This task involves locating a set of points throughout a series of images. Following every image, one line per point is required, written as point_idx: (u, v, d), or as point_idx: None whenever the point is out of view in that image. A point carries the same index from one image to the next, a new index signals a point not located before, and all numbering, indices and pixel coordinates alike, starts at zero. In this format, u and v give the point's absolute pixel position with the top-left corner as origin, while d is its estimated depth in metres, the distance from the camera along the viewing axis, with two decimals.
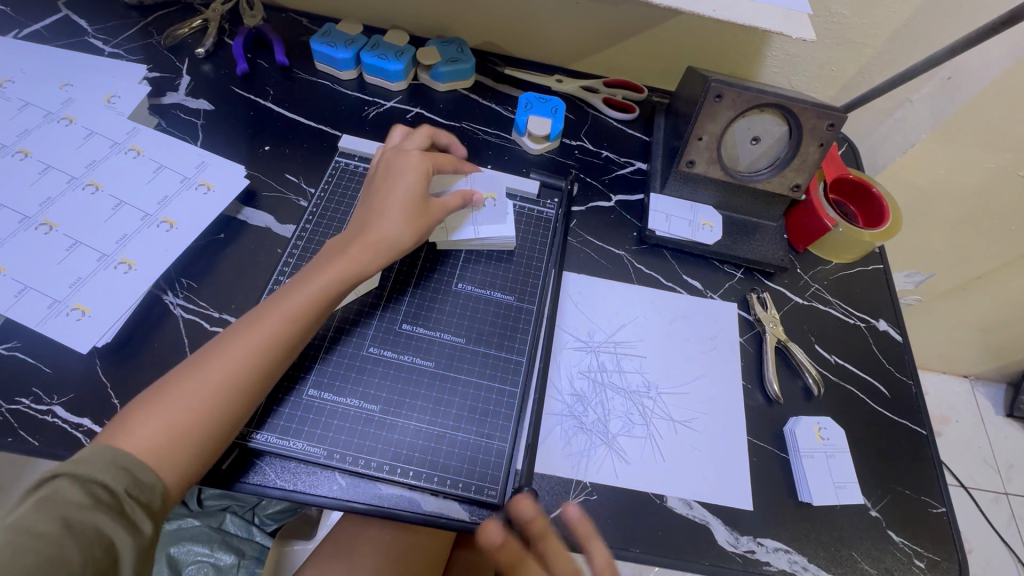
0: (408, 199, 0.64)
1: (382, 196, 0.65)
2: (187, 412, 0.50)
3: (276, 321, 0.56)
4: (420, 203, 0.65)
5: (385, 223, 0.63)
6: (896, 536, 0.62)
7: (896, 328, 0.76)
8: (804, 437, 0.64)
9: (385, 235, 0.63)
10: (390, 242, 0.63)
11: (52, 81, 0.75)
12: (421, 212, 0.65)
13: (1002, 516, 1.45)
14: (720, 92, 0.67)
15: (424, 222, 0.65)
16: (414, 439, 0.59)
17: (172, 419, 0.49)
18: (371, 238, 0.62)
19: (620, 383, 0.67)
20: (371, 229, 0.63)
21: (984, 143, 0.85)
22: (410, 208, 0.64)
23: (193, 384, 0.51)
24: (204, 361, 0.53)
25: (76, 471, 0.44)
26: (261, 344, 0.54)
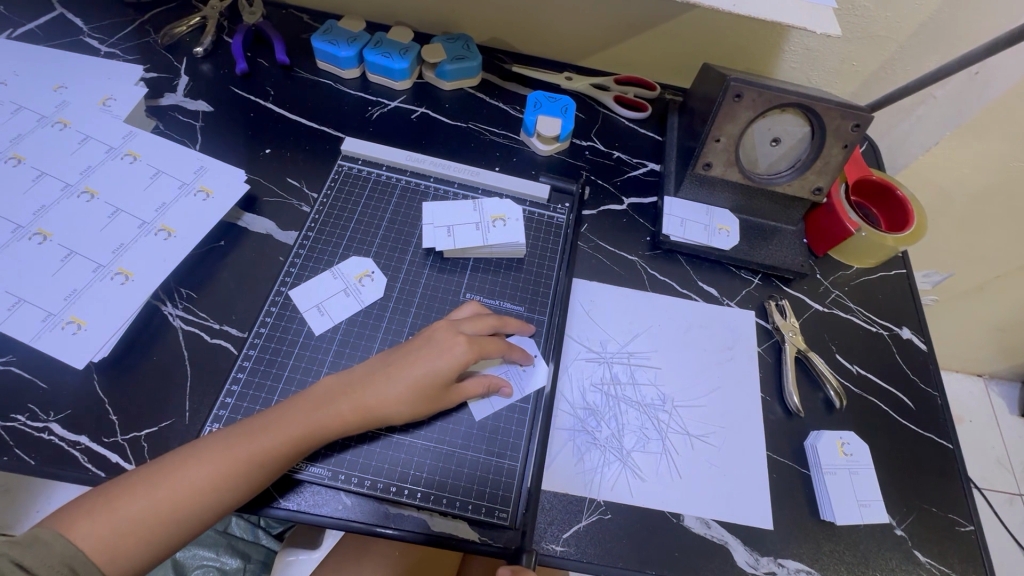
0: (425, 381, 0.56)
1: (403, 357, 0.57)
2: (149, 515, 0.49)
3: (264, 447, 0.52)
4: (434, 386, 0.56)
5: (388, 393, 0.55)
6: (922, 556, 0.60)
7: (920, 336, 0.73)
8: (826, 452, 0.62)
9: (381, 405, 0.55)
10: (386, 415, 0.55)
11: (47, 83, 0.73)
12: (430, 395, 0.56)
13: (1017, 519, 1.43)
14: (739, 91, 0.64)
15: (428, 410, 0.57)
16: (422, 458, 0.57)
17: (148, 513, 0.49)
18: (370, 396, 0.55)
19: (635, 397, 0.65)
20: (375, 393, 0.55)
21: (1013, 141, 0.81)
22: (420, 388, 0.56)
23: (181, 481, 0.50)
24: (180, 465, 0.50)
25: (24, 558, 0.44)
26: (242, 472, 0.51)
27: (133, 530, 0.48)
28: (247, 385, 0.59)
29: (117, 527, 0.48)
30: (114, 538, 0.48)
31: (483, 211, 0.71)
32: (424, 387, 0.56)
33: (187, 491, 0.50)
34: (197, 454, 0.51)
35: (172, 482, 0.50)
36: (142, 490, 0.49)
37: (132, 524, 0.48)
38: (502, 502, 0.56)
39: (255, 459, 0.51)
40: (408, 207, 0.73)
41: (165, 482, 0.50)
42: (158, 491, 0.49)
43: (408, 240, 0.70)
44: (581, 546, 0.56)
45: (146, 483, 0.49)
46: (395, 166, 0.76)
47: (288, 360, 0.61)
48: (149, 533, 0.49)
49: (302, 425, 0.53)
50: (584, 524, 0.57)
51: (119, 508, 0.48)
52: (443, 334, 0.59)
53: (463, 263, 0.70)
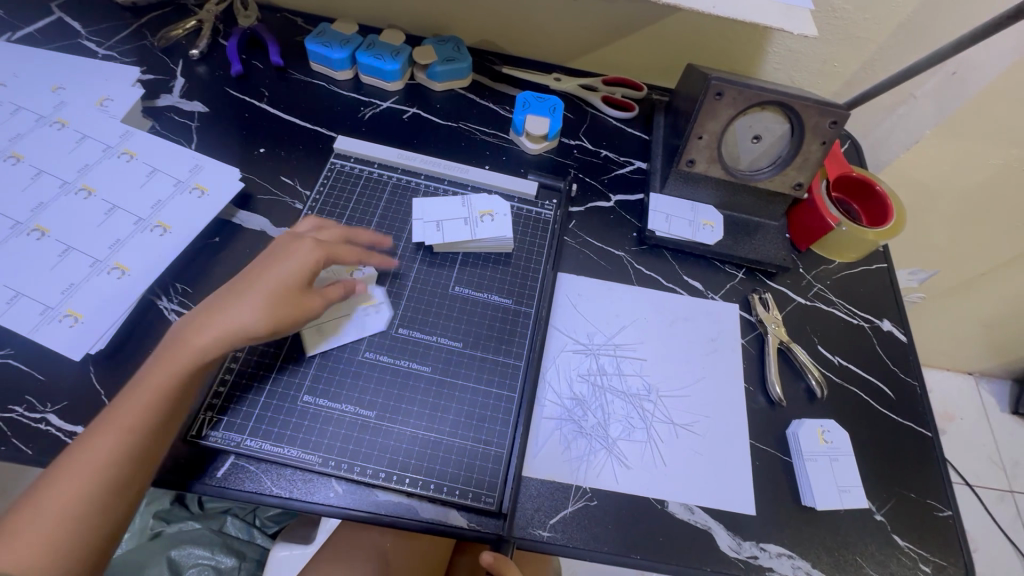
0: (277, 288, 0.57)
1: (251, 276, 0.58)
2: (59, 513, 0.48)
3: (112, 436, 0.50)
4: (286, 291, 0.57)
5: (240, 313, 0.55)
6: (901, 540, 0.61)
7: (900, 328, 0.75)
8: (807, 440, 0.63)
9: (240, 323, 0.55)
10: (255, 328, 0.55)
11: (45, 84, 0.74)
12: (289, 302, 0.57)
13: (1007, 515, 1.44)
14: (720, 90, 0.66)
15: (290, 317, 0.57)
16: (410, 445, 0.59)
17: (49, 529, 0.47)
18: (224, 318, 0.55)
19: (620, 387, 0.67)
20: (225, 311, 0.56)
21: (990, 139, 0.83)
22: (272, 296, 0.56)
23: (65, 489, 0.48)
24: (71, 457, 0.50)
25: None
26: (112, 454, 0.50)
27: (43, 547, 0.47)
28: (240, 375, 0.60)
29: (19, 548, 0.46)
30: (24, 558, 0.46)
31: (472, 206, 0.73)
32: (268, 293, 0.56)
33: (77, 496, 0.48)
34: (72, 460, 0.49)
35: (59, 495, 0.48)
36: (37, 510, 0.48)
37: (49, 525, 0.47)
38: (489, 488, 0.58)
39: (113, 445, 0.50)
40: (398, 204, 0.74)
41: (52, 500, 0.48)
42: (45, 508, 0.48)
43: (398, 236, 0.72)
44: (568, 531, 0.57)
45: (32, 503, 0.48)
46: (387, 165, 0.77)
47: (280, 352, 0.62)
48: (62, 543, 0.47)
49: (165, 371, 0.53)
50: (570, 510, 0.58)
51: (30, 521, 0.47)
52: (295, 240, 0.60)
53: (453, 258, 0.71)
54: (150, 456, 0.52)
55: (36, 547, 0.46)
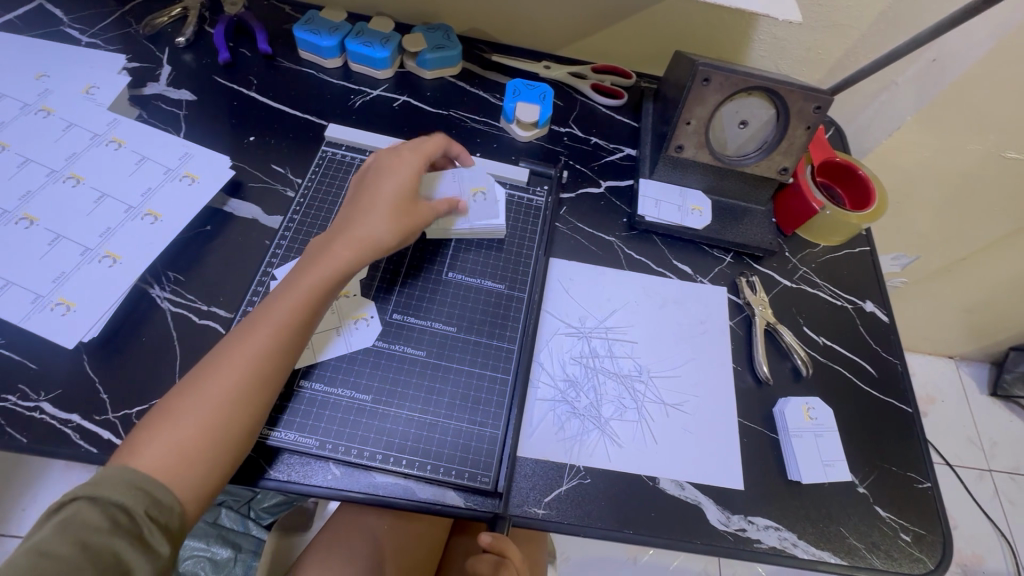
0: (394, 199, 0.62)
1: (365, 194, 0.63)
2: (196, 423, 0.50)
3: (284, 306, 0.56)
4: (407, 200, 0.63)
5: (372, 223, 0.61)
6: (883, 512, 0.63)
7: (883, 309, 0.77)
8: (793, 417, 0.65)
9: (373, 233, 0.60)
10: (390, 240, 0.61)
11: (29, 72, 0.73)
12: (410, 211, 0.63)
13: (986, 492, 1.49)
14: (708, 75, 0.67)
15: (412, 224, 0.63)
16: (407, 427, 0.59)
17: (203, 409, 0.50)
18: (357, 231, 0.60)
19: (612, 368, 0.68)
20: (360, 221, 0.61)
21: (969, 126, 0.86)
22: (399, 206, 0.62)
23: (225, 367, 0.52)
24: (208, 372, 0.52)
25: (97, 491, 0.44)
26: (290, 315, 0.56)
27: (196, 430, 0.49)
28: None
29: (175, 441, 0.49)
30: (176, 452, 0.48)
31: (464, 182, 0.71)
32: (391, 207, 0.62)
33: (238, 367, 0.52)
34: (239, 338, 0.54)
35: (213, 371, 0.52)
36: (188, 393, 0.51)
37: (183, 435, 0.49)
38: (485, 468, 0.58)
39: (275, 319, 0.55)
40: None
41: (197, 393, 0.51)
42: (206, 387, 0.51)
43: None
44: (562, 508, 0.59)
45: (197, 383, 0.51)
46: None
47: None
48: (228, 415, 0.51)
49: (290, 298, 0.56)
50: (564, 488, 0.60)
51: (169, 432, 0.49)
52: (390, 155, 0.66)
53: (446, 246, 0.72)
54: (301, 335, 0.56)
55: (189, 427, 0.49)
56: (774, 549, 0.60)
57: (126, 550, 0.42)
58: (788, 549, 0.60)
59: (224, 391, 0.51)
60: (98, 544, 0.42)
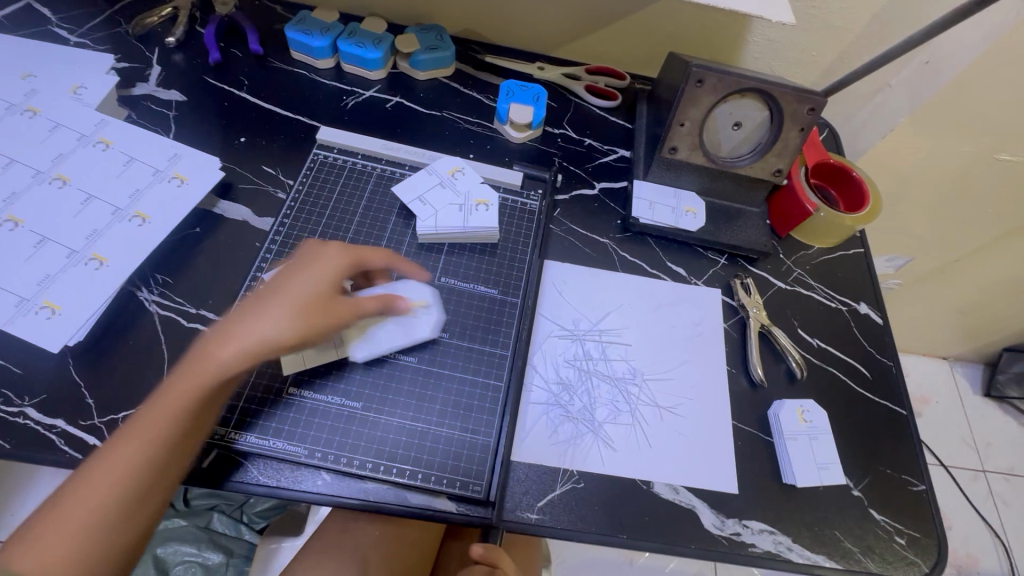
0: (299, 298, 0.54)
1: (283, 277, 0.55)
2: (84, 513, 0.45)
3: (188, 392, 0.49)
4: (322, 299, 0.55)
5: (273, 320, 0.52)
6: (878, 515, 0.63)
7: (877, 311, 0.77)
8: (787, 420, 0.65)
9: (259, 333, 0.51)
10: (274, 341, 0.52)
11: (15, 72, 0.72)
12: (319, 311, 0.54)
13: (980, 493, 1.49)
14: (701, 77, 0.67)
15: (326, 325, 0.55)
16: (398, 436, 0.59)
17: (91, 504, 0.45)
18: (265, 323, 0.52)
19: (606, 372, 0.67)
20: (243, 321, 0.52)
21: (962, 128, 0.86)
22: (307, 306, 0.54)
23: (128, 454, 0.47)
24: (104, 457, 0.47)
25: (4, 570, 0.42)
26: (200, 402, 0.50)
27: (85, 530, 0.45)
28: None
29: (64, 531, 0.44)
30: (65, 543, 0.44)
31: (469, 194, 0.72)
32: (295, 307, 0.53)
33: (130, 461, 0.47)
34: (135, 427, 0.48)
35: (108, 463, 0.46)
36: (73, 494, 0.45)
37: (72, 525, 0.44)
38: (477, 477, 0.58)
39: (181, 405, 0.49)
40: (383, 193, 0.74)
41: (88, 482, 0.46)
42: (95, 485, 0.46)
43: (382, 229, 0.71)
44: (555, 513, 0.58)
45: (87, 480, 0.46)
46: (371, 155, 0.77)
47: None
48: (122, 509, 0.46)
49: (197, 376, 0.50)
50: (558, 492, 0.59)
51: (53, 526, 0.44)
52: (316, 245, 0.59)
53: (439, 249, 0.71)
54: (201, 419, 0.51)
55: (76, 527, 0.44)
56: (768, 553, 0.59)
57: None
58: (782, 553, 0.59)
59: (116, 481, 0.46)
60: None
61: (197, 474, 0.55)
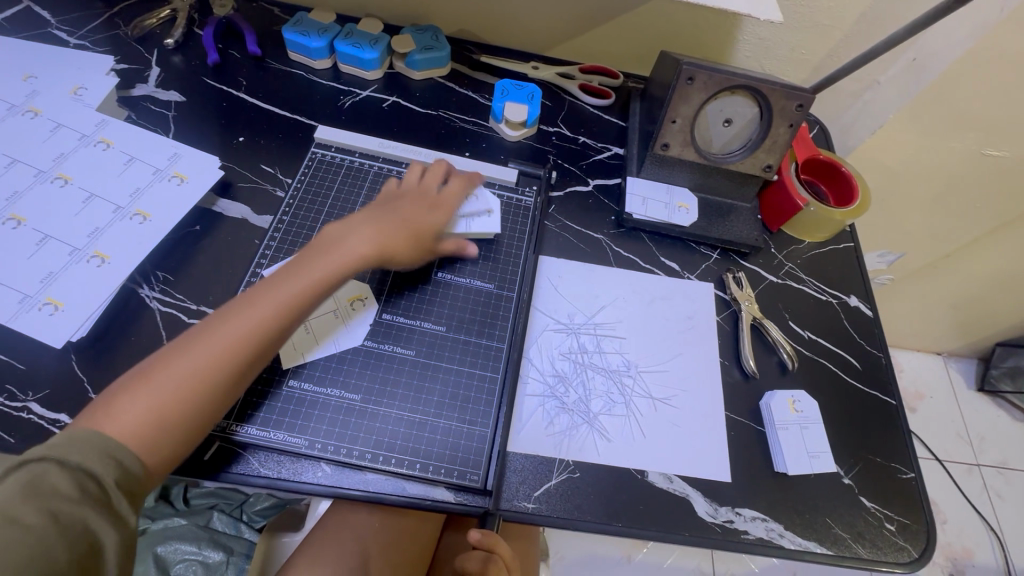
0: (380, 228, 0.63)
1: (398, 207, 0.66)
2: (177, 389, 0.49)
3: (292, 288, 0.56)
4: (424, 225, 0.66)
5: (395, 235, 0.63)
6: (868, 502, 0.64)
7: (867, 304, 0.79)
8: (779, 410, 0.66)
9: (349, 253, 0.60)
10: (364, 257, 0.61)
11: (16, 73, 0.73)
12: (426, 237, 0.66)
13: (975, 487, 1.50)
14: (692, 75, 0.69)
15: (424, 252, 0.66)
16: (396, 427, 0.60)
17: (184, 382, 0.49)
18: (387, 239, 0.63)
19: (601, 364, 0.69)
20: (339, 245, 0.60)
21: (949, 125, 0.87)
22: (416, 232, 0.65)
23: (211, 348, 0.51)
24: (195, 341, 0.51)
25: (67, 456, 0.43)
26: (285, 310, 0.55)
27: (162, 415, 0.48)
28: None
29: (150, 409, 0.48)
30: (148, 418, 0.47)
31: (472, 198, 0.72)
32: (409, 232, 0.64)
33: (237, 335, 0.52)
34: (220, 324, 0.52)
35: (199, 352, 0.51)
36: (175, 361, 0.50)
37: (158, 402, 0.48)
38: (474, 466, 0.59)
39: (283, 300, 0.55)
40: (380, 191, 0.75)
41: (183, 359, 0.50)
42: (197, 355, 0.50)
43: None
44: (551, 502, 0.59)
45: (187, 352, 0.50)
46: (368, 154, 0.78)
47: None
48: (219, 381, 0.51)
49: (287, 287, 0.56)
50: (554, 482, 0.60)
51: (144, 399, 0.48)
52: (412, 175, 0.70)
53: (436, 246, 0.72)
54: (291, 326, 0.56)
55: (178, 385, 0.49)
56: (761, 540, 0.60)
57: (95, 525, 0.41)
58: (775, 540, 0.61)
59: (211, 361, 0.50)
60: (66, 520, 0.40)
61: (199, 467, 0.56)
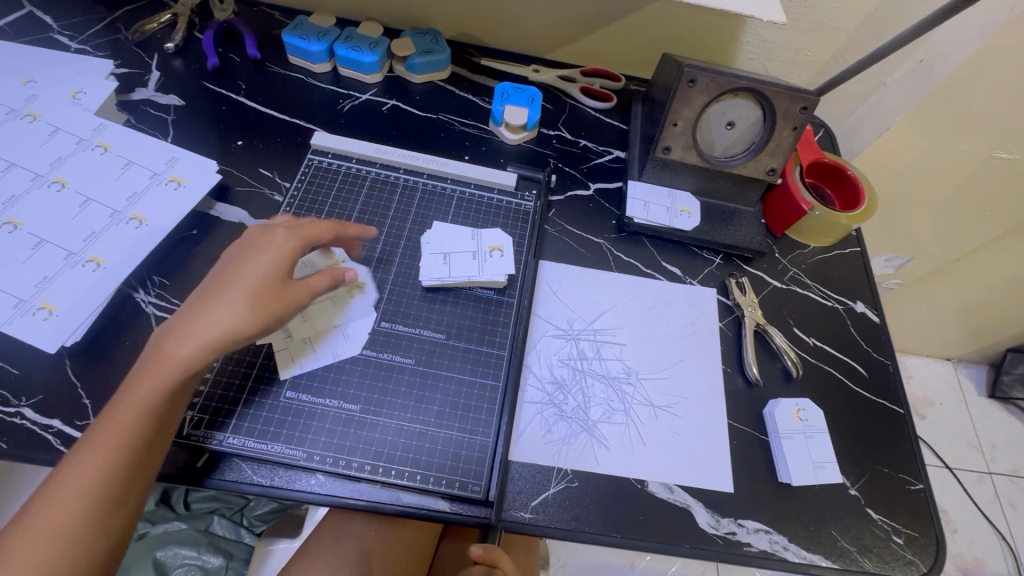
0: (255, 285, 0.53)
1: (228, 271, 0.54)
2: (65, 514, 0.44)
3: (142, 397, 0.48)
4: (269, 291, 0.53)
5: (218, 305, 0.51)
6: (875, 514, 0.62)
7: (873, 310, 0.77)
8: (783, 418, 0.65)
9: (219, 324, 0.51)
10: (247, 323, 0.51)
11: (16, 78, 0.73)
12: (274, 302, 0.53)
13: (986, 496, 1.47)
14: (693, 77, 0.67)
15: (280, 313, 0.53)
16: (396, 437, 0.59)
17: (69, 508, 0.45)
18: (204, 323, 0.51)
19: (600, 370, 0.68)
20: (208, 313, 0.51)
21: (958, 127, 0.85)
22: (255, 293, 0.52)
23: (89, 464, 0.46)
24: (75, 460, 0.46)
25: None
26: (156, 399, 0.48)
27: (60, 540, 0.44)
28: (216, 379, 0.59)
29: (45, 540, 0.43)
30: (46, 551, 0.43)
31: (481, 241, 0.71)
32: (246, 295, 0.52)
33: (101, 465, 0.46)
34: (101, 427, 0.47)
35: (75, 474, 0.45)
36: (47, 501, 0.45)
37: (52, 532, 0.44)
38: (476, 477, 0.58)
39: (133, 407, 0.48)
40: (378, 197, 0.75)
41: (62, 480, 0.45)
42: (68, 490, 0.45)
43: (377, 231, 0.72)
44: (548, 512, 0.58)
45: (55, 492, 0.45)
46: (365, 159, 0.77)
47: (261, 349, 0.62)
48: (107, 502, 0.46)
49: (150, 380, 0.49)
50: (552, 492, 0.59)
51: (36, 529, 0.44)
52: (272, 236, 0.56)
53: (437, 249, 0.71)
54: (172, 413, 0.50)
55: (62, 513, 0.44)
56: (764, 553, 0.59)
57: None
58: (779, 553, 0.59)
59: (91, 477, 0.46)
60: None
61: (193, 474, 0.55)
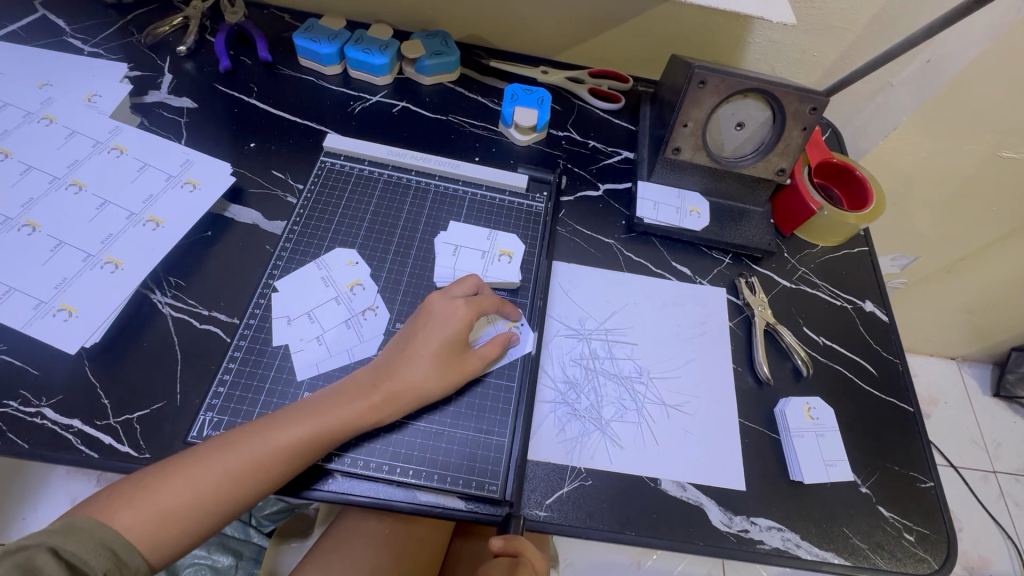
0: (446, 351, 0.59)
1: (426, 331, 0.60)
2: (189, 499, 0.50)
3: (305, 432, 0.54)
4: (451, 358, 0.60)
5: (415, 371, 0.58)
6: (886, 511, 0.63)
7: (882, 309, 0.77)
8: (794, 417, 0.65)
9: (412, 386, 0.58)
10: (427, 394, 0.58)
11: (32, 81, 0.74)
12: (452, 372, 0.60)
13: (991, 494, 1.47)
14: (704, 78, 0.68)
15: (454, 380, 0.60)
16: (413, 438, 0.59)
17: (189, 498, 0.50)
18: (402, 381, 0.58)
19: (612, 370, 0.68)
20: (405, 375, 0.58)
21: (968, 125, 0.85)
22: (442, 364, 0.59)
23: (226, 463, 0.51)
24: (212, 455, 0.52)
25: (62, 545, 0.45)
26: (309, 440, 0.54)
27: (175, 519, 0.50)
28: (233, 382, 0.60)
29: (159, 516, 0.49)
30: (156, 526, 0.49)
31: (493, 243, 0.72)
32: (437, 355, 0.59)
33: (231, 472, 0.51)
34: (252, 435, 0.53)
35: (207, 469, 0.51)
36: (177, 479, 0.50)
37: (167, 512, 0.49)
38: (492, 477, 0.58)
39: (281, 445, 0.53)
40: (391, 198, 0.75)
41: (195, 468, 0.51)
42: (199, 478, 0.51)
43: (390, 234, 0.72)
44: (563, 510, 0.58)
45: (186, 474, 0.51)
46: (377, 161, 0.78)
47: (277, 350, 0.62)
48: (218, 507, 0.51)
49: (318, 423, 0.54)
50: (566, 490, 0.60)
51: (159, 501, 0.49)
52: (439, 303, 0.61)
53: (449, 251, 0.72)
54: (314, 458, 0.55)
55: (184, 498, 0.50)
56: (776, 550, 0.59)
57: None
58: (791, 550, 0.59)
59: (217, 478, 0.51)
60: None
61: None
